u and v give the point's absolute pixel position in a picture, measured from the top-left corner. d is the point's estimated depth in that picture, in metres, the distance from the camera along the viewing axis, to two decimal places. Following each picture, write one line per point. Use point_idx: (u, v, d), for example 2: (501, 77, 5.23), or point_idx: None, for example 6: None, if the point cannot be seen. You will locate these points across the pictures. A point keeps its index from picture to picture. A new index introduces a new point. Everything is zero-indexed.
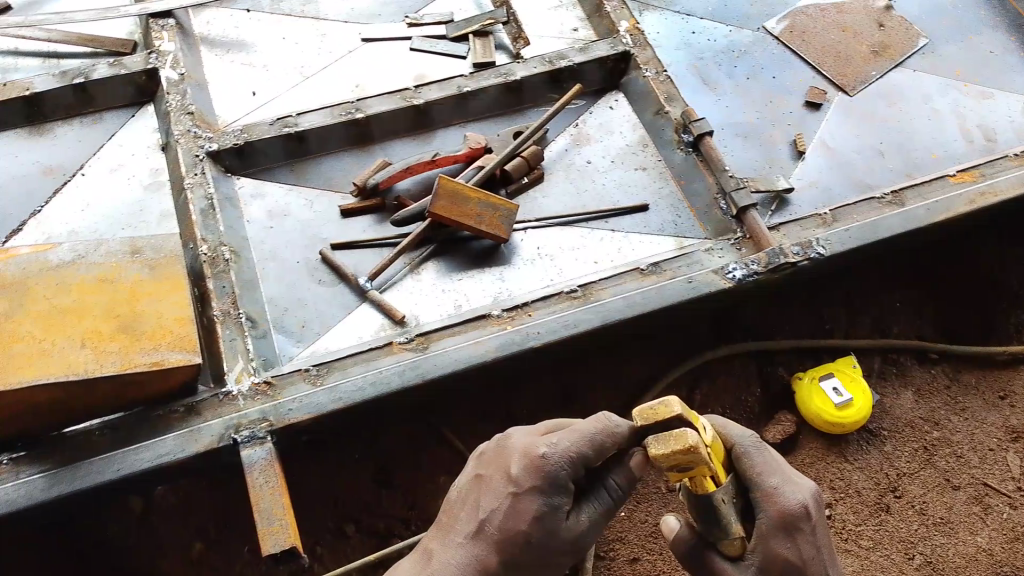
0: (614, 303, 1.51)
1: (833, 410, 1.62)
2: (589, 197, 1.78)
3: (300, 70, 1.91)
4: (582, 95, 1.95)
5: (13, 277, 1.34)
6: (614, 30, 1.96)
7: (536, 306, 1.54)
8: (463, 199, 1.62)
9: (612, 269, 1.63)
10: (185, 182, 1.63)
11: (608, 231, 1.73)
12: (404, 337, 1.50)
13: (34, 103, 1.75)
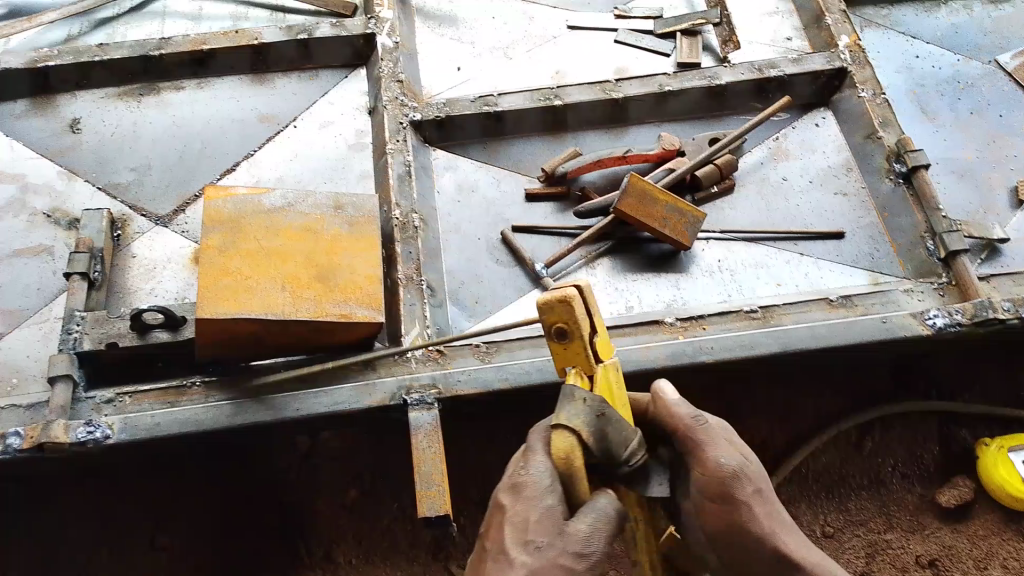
0: (796, 331, 1.42)
1: (1019, 485, 1.49)
2: (780, 216, 1.71)
3: (505, 51, 1.94)
4: (787, 108, 1.87)
5: (229, 214, 1.44)
6: (833, 44, 1.85)
7: (711, 320, 1.47)
8: (652, 200, 1.58)
9: (796, 294, 1.56)
10: (388, 147, 1.70)
11: (796, 254, 1.65)
12: None
13: (260, 52, 1.85)
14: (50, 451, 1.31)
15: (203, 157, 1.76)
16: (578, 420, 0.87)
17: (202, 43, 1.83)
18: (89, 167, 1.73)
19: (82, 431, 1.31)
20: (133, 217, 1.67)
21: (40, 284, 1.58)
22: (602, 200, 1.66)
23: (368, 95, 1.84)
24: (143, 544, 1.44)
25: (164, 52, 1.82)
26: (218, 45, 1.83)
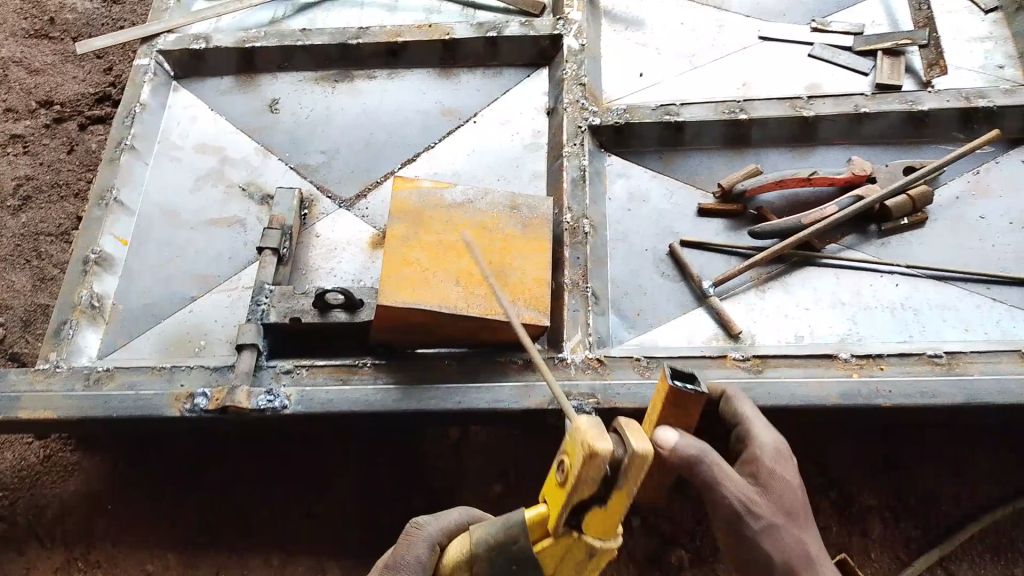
0: (984, 383, 1.34)
1: None
2: (971, 256, 1.59)
3: (690, 60, 1.89)
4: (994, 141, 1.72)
5: (414, 205, 1.50)
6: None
7: (890, 361, 1.40)
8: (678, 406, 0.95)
9: (989, 342, 1.45)
10: (564, 149, 1.71)
11: (988, 298, 1.53)
12: (739, 353, 1.45)
13: (450, 47, 1.90)
14: (234, 414, 1.41)
15: (386, 146, 1.83)
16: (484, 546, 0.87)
17: (397, 35, 1.90)
18: (282, 147, 1.84)
19: (262, 398, 1.40)
20: (318, 198, 1.77)
21: (229, 253, 1.69)
22: (787, 222, 1.60)
23: (551, 95, 1.85)
24: (296, 511, 1.49)
25: (362, 41, 1.90)
26: (412, 38, 1.89)
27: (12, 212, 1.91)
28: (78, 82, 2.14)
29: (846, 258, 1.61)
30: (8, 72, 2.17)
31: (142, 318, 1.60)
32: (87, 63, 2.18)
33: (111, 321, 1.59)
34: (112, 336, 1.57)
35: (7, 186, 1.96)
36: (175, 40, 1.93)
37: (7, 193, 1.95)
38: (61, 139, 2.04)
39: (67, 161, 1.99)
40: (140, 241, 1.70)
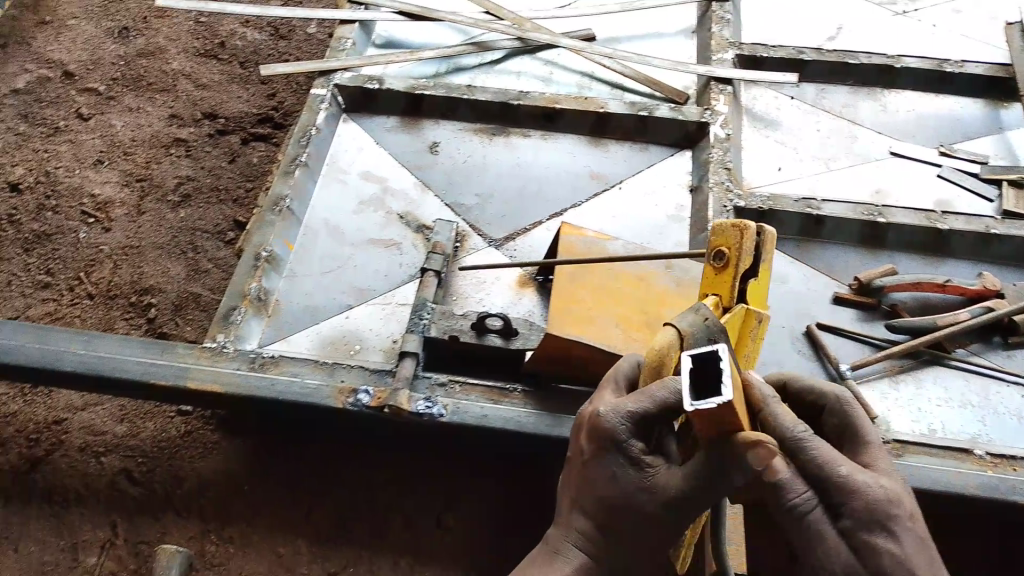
0: None
1: None
2: None
3: (825, 163, 2.03)
4: None
5: (580, 250, 1.61)
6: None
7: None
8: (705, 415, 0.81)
9: None
10: (710, 224, 1.81)
11: None
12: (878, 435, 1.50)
13: (602, 119, 2.03)
14: (390, 414, 1.46)
15: (538, 197, 1.96)
16: (686, 326, 1.00)
17: (554, 102, 2.04)
18: (440, 185, 1.97)
19: (422, 404, 1.46)
20: (470, 235, 1.87)
21: (387, 271, 1.79)
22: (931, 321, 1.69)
23: (694, 176, 1.98)
24: (427, 524, 1.53)
25: (522, 102, 2.03)
26: (569, 106, 2.02)
27: (172, 206, 2.03)
28: (242, 101, 2.29)
29: (975, 365, 1.70)
30: (177, 82, 2.31)
31: (301, 319, 1.70)
32: (251, 86, 2.33)
33: (272, 315, 1.69)
34: (273, 332, 1.66)
35: (168, 183, 2.08)
36: (351, 78, 2.05)
37: (168, 189, 2.07)
38: (223, 148, 2.17)
39: (228, 169, 2.12)
40: (304, 249, 1.82)
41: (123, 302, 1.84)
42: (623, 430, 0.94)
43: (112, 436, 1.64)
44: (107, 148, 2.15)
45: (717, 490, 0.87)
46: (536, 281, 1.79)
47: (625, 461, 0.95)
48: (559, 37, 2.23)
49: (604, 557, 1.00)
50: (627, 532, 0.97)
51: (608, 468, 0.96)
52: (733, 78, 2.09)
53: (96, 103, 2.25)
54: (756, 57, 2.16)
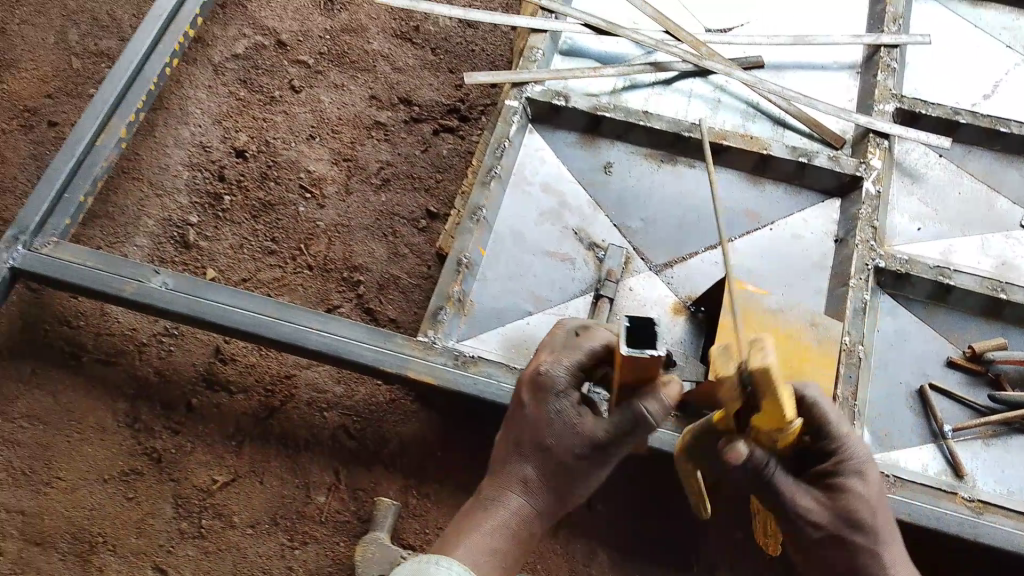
0: None
1: None
2: None
3: (963, 228, 2.22)
4: None
5: (742, 304, 1.88)
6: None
7: None
8: (635, 367, 1.20)
9: None
10: (851, 280, 2.06)
11: None
12: (967, 493, 1.83)
13: (764, 160, 2.24)
14: None
15: (697, 229, 2.20)
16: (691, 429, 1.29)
17: (722, 138, 2.25)
18: (611, 205, 2.23)
19: None
20: (633, 258, 2.16)
21: (563, 284, 2.09)
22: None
23: (841, 228, 2.20)
24: (580, 506, 1.93)
25: (693, 135, 2.24)
26: (735, 144, 2.24)
27: (374, 189, 2.35)
28: (433, 89, 2.54)
29: None
30: (377, 64, 2.57)
31: (491, 320, 2.04)
32: (441, 74, 2.57)
33: (469, 313, 2.03)
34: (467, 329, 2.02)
35: (371, 167, 2.39)
36: (541, 92, 2.29)
37: (371, 172, 2.38)
38: (416, 136, 2.46)
39: (421, 159, 2.42)
40: (494, 253, 2.13)
41: (337, 275, 2.21)
42: (562, 386, 1.38)
43: (333, 395, 2.01)
44: (316, 123, 2.45)
45: (626, 435, 1.34)
46: (688, 310, 2.09)
47: (563, 407, 1.37)
48: (733, 67, 2.39)
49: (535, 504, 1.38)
50: (564, 476, 1.38)
51: (557, 417, 1.37)
52: (892, 134, 2.25)
53: (306, 76, 2.52)
54: (914, 114, 2.32)
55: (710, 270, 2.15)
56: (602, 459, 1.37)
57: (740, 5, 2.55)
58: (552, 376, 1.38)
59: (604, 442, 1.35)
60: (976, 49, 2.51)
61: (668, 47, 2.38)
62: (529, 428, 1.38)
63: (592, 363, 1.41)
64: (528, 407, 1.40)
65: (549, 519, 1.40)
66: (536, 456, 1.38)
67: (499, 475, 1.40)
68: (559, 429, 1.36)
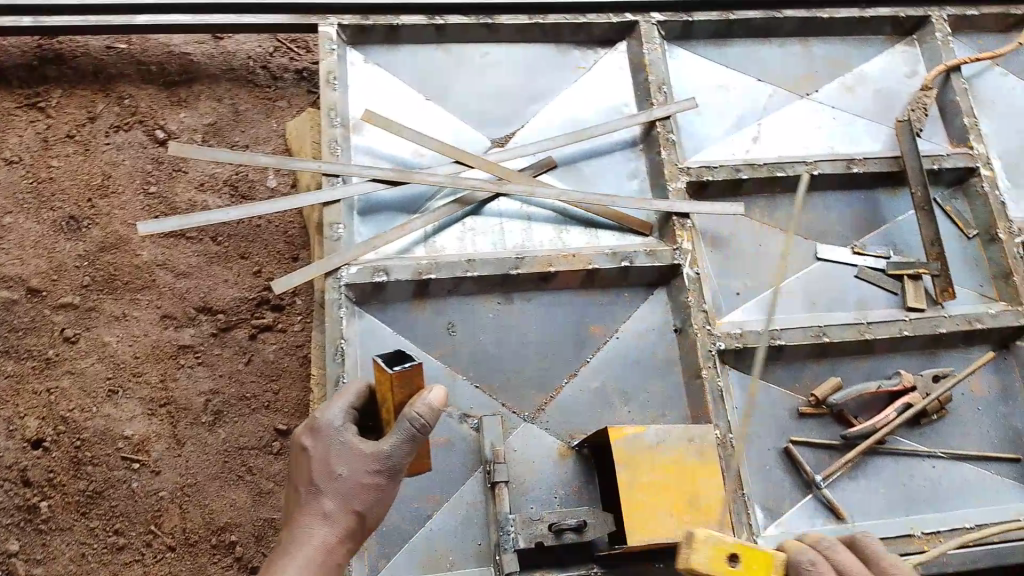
0: (1005, 549, 2.00)
1: None
2: (970, 440, 2.20)
3: (775, 280, 2.41)
4: (980, 344, 2.33)
5: (628, 453, 1.93)
6: (1018, 301, 2.32)
7: (944, 533, 2.05)
8: (399, 383, 1.61)
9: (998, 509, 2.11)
10: (703, 370, 2.20)
11: (990, 474, 2.17)
12: (852, 537, 2.03)
13: (591, 273, 2.31)
14: None
15: (553, 362, 2.25)
16: None
17: (548, 264, 2.28)
18: (465, 366, 2.21)
19: None
20: (505, 414, 2.17)
21: (440, 466, 2.08)
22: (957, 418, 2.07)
23: (675, 316, 2.34)
24: None
25: (521, 271, 2.27)
26: (562, 267, 2.28)
27: (209, 428, 2.15)
28: (231, 285, 2.33)
29: (902, 448, 2.16)
30: (156, 275, 2.30)
31: (394, 538, 1.99)
32: (231, 263, 2.36)
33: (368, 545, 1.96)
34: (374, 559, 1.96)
35: (195, 402, 2.17)
36: (358, 272, 2.21)
37: (197, 409, 2.16)
38: (233, 346, 2.26)
39: (247, 372, 2.23)
40: None
41: (206, 546, 2.03)
42: (339, 421, 1.69)
43: None
44: (112, 372, 2.17)
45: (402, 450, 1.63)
46: (574, 449, 2.14)
47: (342, 431, 1.68)
48: (534, 186, 2.42)
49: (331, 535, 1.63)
50: (345, 498, 1.64)
51: (323, 435, 1.68)
52: (689, 212, 2.41)
53: (77, 319, 2.22)
54: (702, 182, 2.49)
55: (577, 402, 2.21)
56: (381, 480, 1.66)
57: (521, 106, 2.63)
58: (327, 418, 1.68)
59: (375, 463, 1.64)
60: (734, 94, 2.71)
61: (465, 181, 2.37)
62: (318, 467, 1.66)
63: (361, 404, 1.75)
64: (311, 448, 1.67)
65: (351, 543, 1.66)
66: (331, 490, 1.65)
67: (299, 517, 1.64)
68: (339, 457, 1.66)
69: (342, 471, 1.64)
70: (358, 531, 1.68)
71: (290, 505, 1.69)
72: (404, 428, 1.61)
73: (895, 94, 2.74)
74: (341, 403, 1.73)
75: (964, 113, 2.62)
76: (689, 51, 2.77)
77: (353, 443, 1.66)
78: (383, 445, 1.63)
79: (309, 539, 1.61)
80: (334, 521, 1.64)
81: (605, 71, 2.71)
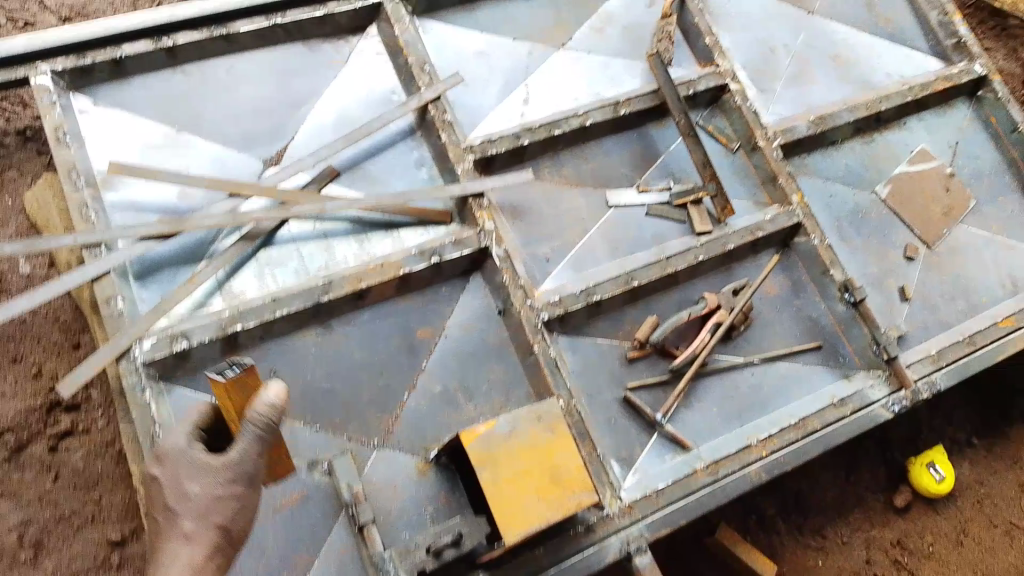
0: (825, 431, 2.23)
1: (935, 483, 2.90)
2: (777, 340, 2.40)
3: (579, 234, 2.47)
4: (765, 248, 2.53)
5: (485, 452, 1.94)
6: (787, 202, 2.53)
7: (776, 434, 2.22)
8: (233, 386, 1.72)
9: (812, 397, 2.33)
10: (535, 347, 2.23)
11: (799, 367, 2.39)
12: (700, 462, 2.16)
13: (404, 279, 2.27)
14: None
15: (389, 378, 2.21)
16: None
17: (359, 281, 2.21)
18: (301, 410, 2.11)
19: None
20: (355, 448, 2.11)
21: (298, 519, 2.01)
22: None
23: (496, 297, 2.36)
24: None
25: (332, 295, 2.18)
26: (374, 280, 2.22)
27: (32, 561, 2.18)
28: (11, 398, 2.27)
29: (722, 365, 2.32)
30: None
31: None
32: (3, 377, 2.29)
33: None
34: None
35: (8, 540, 2.17)
36: (154, 345, 2.02)
37: (12, 548, 2.17)
38: (33, 466, 2.25)
39: (59, 488, 2.24)
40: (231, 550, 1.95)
41: None
42: (185, 442, 1.75)
43: None
44: None
45: (250, 455, 1.71)
46: (432, 461, 2.14)
47: (191, 449, 1.75)
48: (322, 202, 2.29)
49: (202, 550, 1.72)
50: (208, 513, 1.74)
51: (170, 460, 1.74)
52: (484, 190, 2.39)
53: None
54: (488, 156, 2.46)
55: (422, 412, 2.20)
56: (239, 489, 1.74)
57: (286, 117, 2.49)
58: (171, 441, 1.75)
59: (224, 473, 1.72)
60: (497, 58, 2.69)
61: (247, 216, 2.21)
62: (172, 490, 1.74)
63: (206, 424, 1.83)
64: (161, 475, 1.75)
65: (220, 557, 1.75)
66: (188, 510, 1.75)
67: (165, 544, 1.74)
68: (190, 475, 1.73)
69: (194, 488, 1.73)
70: (227, 542, 1.77)
71: (154, 535, 1.78)
72: (248, 429, 1.69)
73: (645, 28, 2.85)
74: (185, 423, 1.80)
75: (704, 33, 2.75)
76: (441, 22, 2.68)
77: (201, 460, 1.73)
78: (232, 452, 1.70)
79: (176, 559, 1.71)
80: (193, 540, 1.73)
81: (364, 61, 2.61)
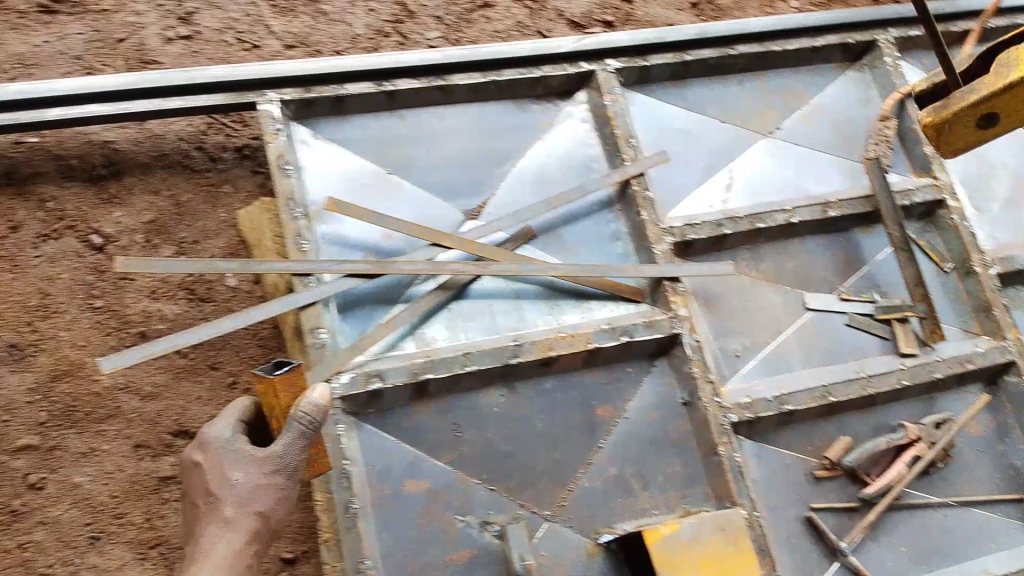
0: None
1: None
2: (974, 484, 2.28)
3: (772, 335, 2.39)
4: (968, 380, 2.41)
5: (668, 557, 1.88)
6: (1000, 335, 2.42)
7: None
8: (285, 388, 1.80)
9: (1011, 555, 2.21)
10: (719, 448, 2.18)
11: (996, 517, 2.27)
12: None
13: (592, 352, 2.24)
14: None
15: (566, 451, 2.17)
16: None
17: (549, 348, 2.20)
18: (479, 470, 2.10)
19: None
20: (526, 516, 2.09)
21: None
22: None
23: (680, 389, 2.30)
24: None
25: (521, 359, 2.18)
26: (564, 350, 2.21)
27: None
28: (206, 403, 2.14)
29: (916, 501, 2.21)
30: (118, 399, 2.10)
31: None
32: (202, 377, 2.17)
33: None
34: None
35: None
36: (350, 381, 2.05)
37: None
38: None
39: None
40: None
41: None
42: (230, 433, 1.85)
43: None
44: (90, 518, 2.01)
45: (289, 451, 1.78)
46: (602, 545, 2.09)
47: (236, 439, 1.85)
48: (518, 263, 2.30)
49: (237, 536, 1.81)
50: (249, 500, 1.81)
51: (216, 447, 1.84)
52: (680, 275, 2.35)
53: (39, 461, 2.03)
54: (686, 241, 2.45)
55: (597, 491, 2.14)
56: (279, 480, 1.82)
57: (490, 174, 2.46)
58: (215, 432, 1.85)
59: (270, 465, 1.81)
60: (701, 139, 2.64)
61: (446, 266, 2.22)
62: (216, 477, 1.82)
63: (250, 419, 1.93)
64: (204, 462, 1.83)
65: (258, 543, 1.84)
66: (229, 498, 1.82)
67: (204, 529, 1.80)
68: (234, 464, 1.83)
69: (236, 478, 1.81)
70: (264, 531, 1.85)
71: (191, 518, 1.85)
72: (294, 430, 1.77)
73: (852, 124, 2.75)
74: (225, 415, 1.90)
75: (924, 142, 2.66)
76: (649, 96, 2.67)
77: (245, 450, 1.83)
78: (275, 447, 1.78)
79: (214, 548, 1.78)
80: (233, 526, 1.81)
81: (567, 127, 2.57)
